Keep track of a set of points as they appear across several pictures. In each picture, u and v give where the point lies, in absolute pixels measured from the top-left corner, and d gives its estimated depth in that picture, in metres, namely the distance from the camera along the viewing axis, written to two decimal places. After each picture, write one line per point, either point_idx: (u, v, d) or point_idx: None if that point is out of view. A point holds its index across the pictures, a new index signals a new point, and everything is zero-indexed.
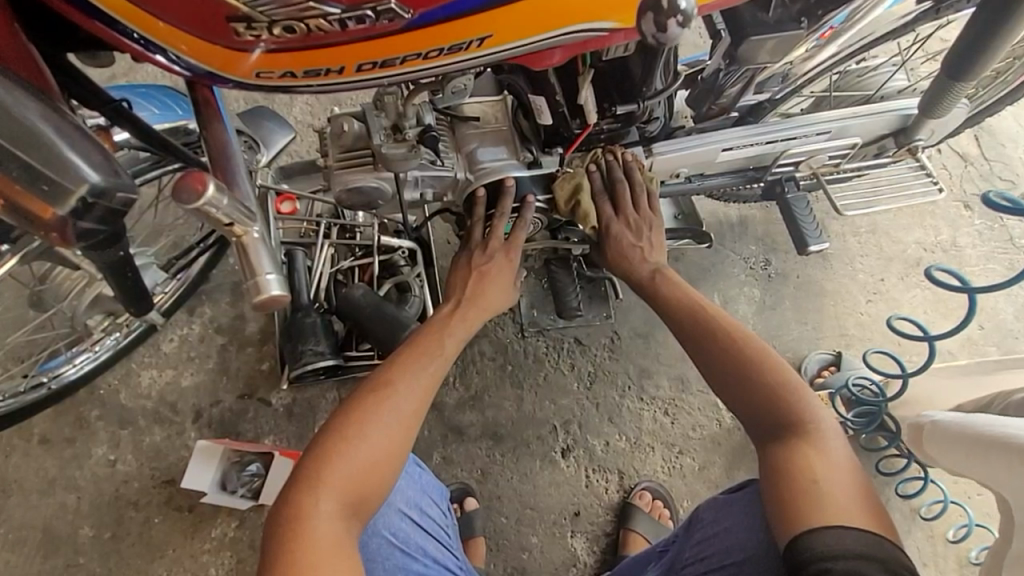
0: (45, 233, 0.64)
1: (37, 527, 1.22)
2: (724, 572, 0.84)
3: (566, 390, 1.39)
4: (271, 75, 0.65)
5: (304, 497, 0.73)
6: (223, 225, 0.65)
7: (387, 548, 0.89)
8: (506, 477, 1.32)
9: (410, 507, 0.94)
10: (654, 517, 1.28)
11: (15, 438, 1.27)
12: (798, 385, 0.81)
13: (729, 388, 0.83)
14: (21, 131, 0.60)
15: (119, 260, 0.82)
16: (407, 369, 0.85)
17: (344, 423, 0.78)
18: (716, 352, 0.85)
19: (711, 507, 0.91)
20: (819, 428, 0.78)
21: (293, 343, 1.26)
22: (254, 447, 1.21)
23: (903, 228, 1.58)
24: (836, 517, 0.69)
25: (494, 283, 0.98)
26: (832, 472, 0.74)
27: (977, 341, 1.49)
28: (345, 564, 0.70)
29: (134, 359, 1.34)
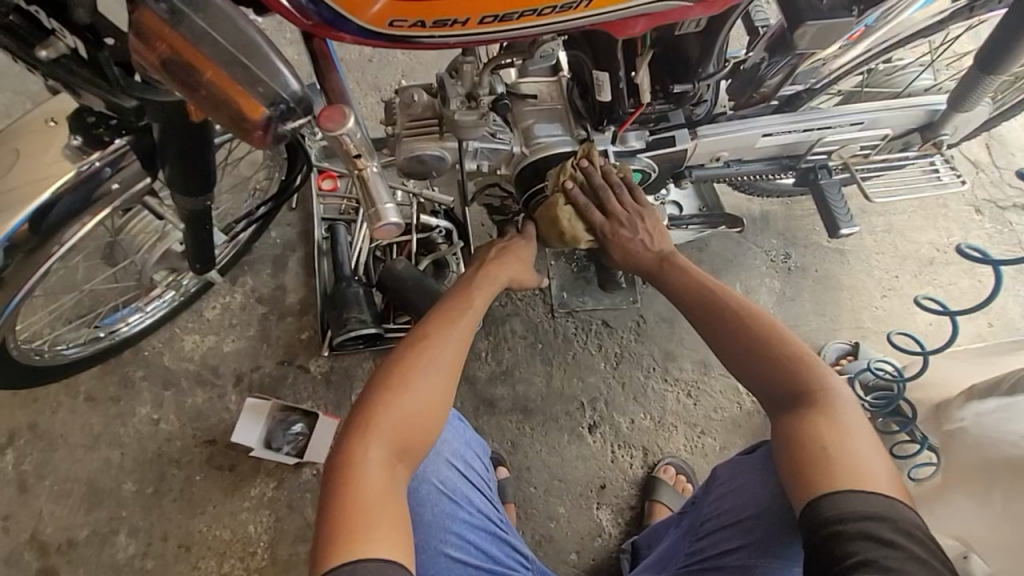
0: (247, 134, 0.62)
1: (81, 480, 1.26)
2: (740, 525, 0.90)
3: (594, 369, 1.44)
4: (404, 23, 0.69)
5: (354, 446, 0.77)
6: (349, 156, 0.65)
7: (435, 495, 0.93)
8: (535, 449, 1.37)
9: (457, 458, 0.98)
10: (677, 490, 1.33)
11: (61, 394, 1.31)
12: (810, 358, 0.84)
13: (742, 359, 0.86)
14: (243, 40, 0.60)
15: (202, 211, 0.88)
16: (440, 328, 0.89)
17: (386, 380, 0.83)
18: (730, 327, 0.88)
19: (727, 465, 0.96)
20: (830, 401, 0.80)
21: (339, 311, 1.31)
22: (299, 408, 1.29)
23: (918, 228, 1.64)
24: (850, 480, 0.72)
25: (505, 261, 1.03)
26: (847, 438, 0.76)
27: (987, 337, 1.55)
28: (392, 508, 0.74)
29: (178, 324, 1.38)
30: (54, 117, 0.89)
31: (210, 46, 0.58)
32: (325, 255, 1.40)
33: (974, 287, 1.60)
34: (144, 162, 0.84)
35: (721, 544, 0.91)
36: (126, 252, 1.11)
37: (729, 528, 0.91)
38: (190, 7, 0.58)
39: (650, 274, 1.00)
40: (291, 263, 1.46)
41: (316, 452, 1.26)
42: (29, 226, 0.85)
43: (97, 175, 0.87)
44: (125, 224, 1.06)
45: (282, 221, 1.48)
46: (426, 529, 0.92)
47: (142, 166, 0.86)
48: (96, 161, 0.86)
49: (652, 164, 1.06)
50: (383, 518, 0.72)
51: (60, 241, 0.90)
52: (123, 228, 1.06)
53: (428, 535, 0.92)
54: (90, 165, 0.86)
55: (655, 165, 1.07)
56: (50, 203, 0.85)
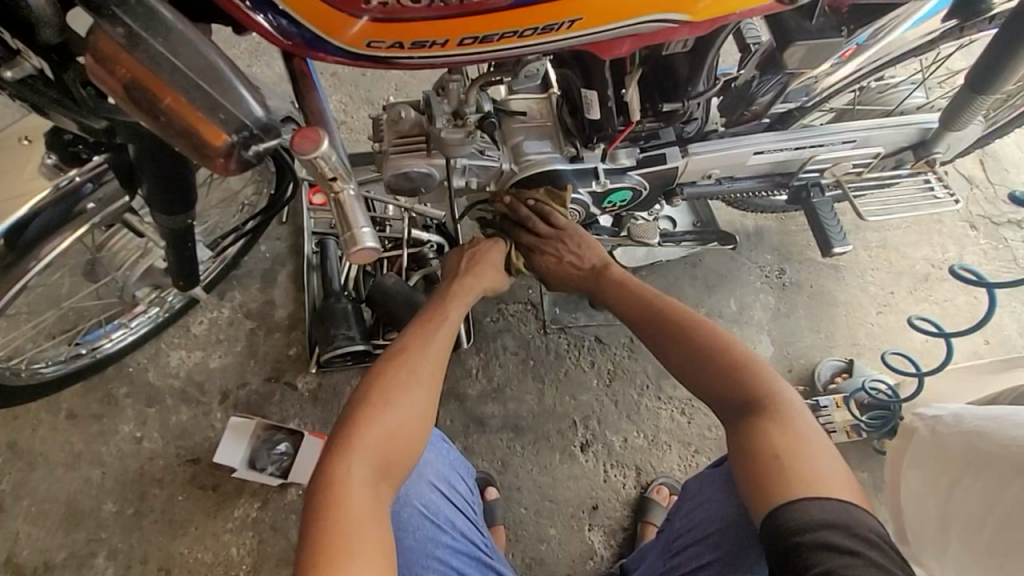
0: (210, 162, 0.60)
1: (61, 500, 1.23)
2: (707, 540, 0.87)
3: (585, 386, 1.42)
4: (381, 44, 0.69)
5: (336, 463, 0.74)
6: (325, 179, 0.64)
7: (417, 518, 0.91)
8: (526, 469, 1.34)
9: (440, 479, 0.96)
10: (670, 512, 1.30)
11: (43, 411, 1.28)
12: (763, 367, 0.83)
13: (694, 371, 0.85)
14: (203, 65, 0.58)
15: (183, 228, 0.86)
16: (417, 340, 0.88)
17: (364, 394, 0.81)
18: (679, 340, 0.87)
19: (696, 480, 0.94)
20: (783, 407, 0.79)
21: (326, 327, 1.29)
22: (284, 427, 1.26)
23: (912, 244, 1.64)
24: (810, 488, 0.70)
25: (478, 275, 1.01)
26: (804, 444, 0.75)
27: (984, 355, 1.54)
28: (375, 527, 0.71)
29: (164, 339, 1.36)
30: (30, 134, 0.88)
31: (168, 71, 0.57)
32: (314, 270, 1.37)
33: (970, 304, 1.58)
34: (122, 181, 0.83)
35: (692, 561, 0.88)
36: (108, 268, 1.09)
37: (698, 543, 0.88)
38: (150, 32, 0.56)
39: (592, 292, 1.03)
40: (280, 277, 1.44)
41: (300, 472, 1.24)
42: (5, 242, 0.84)
43: (78, 191, 0.86)
44: (107, 240, 1.04)
45: (272, 235, 1.47)
46: (408, 554, 0.89)
47: (121, 186, 0.85)
48: (75, 177, 0.85)
49: (643, 182, 1.05)
50: (368, 541, 0.69)
51: (37, 258, 0.88)
52: (104, 244, 1.04)
53: (408, 560, 0.90)
54: (68, 181, 0.85)
55: (646, 183, 1.06)
56: (29, 217, 0.84)
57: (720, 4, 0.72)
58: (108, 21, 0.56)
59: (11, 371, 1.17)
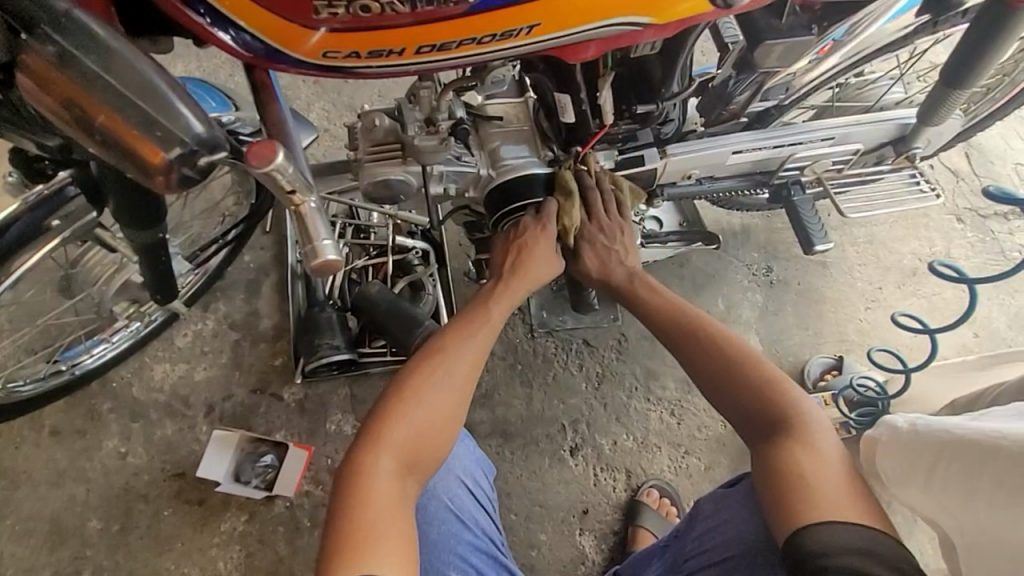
0: (150, 180, 0.57)
1: (45, 519, 1.22)
2: (724, 566, 0.85)
3: (575, 390, 1.41)
4: (337, 54, 0.68)
5: (365, 458, 0.74)
6: (283, 192, 0.63)
7: (443, 512, 0.91)
8: (515, 474, 1.33)
9: (466, 475, 0.96)
10: (661, 514, 1.29)
11: (26, 428, 1.27)
12: (788, 386, 0.82)
13: (723, 386, 0.84)
14: (137, 80, 0.55)
15: (155, 243, 0.85)
16: (456, 338, 0.88)
17: (400, 388, 0.81)
18: (710, 351, 0.87)
19: (709, 499, 0.95)
20: (800, 428, 0.79)
21: (310, 336, 1.29)
22: (269, 438, 1.26)
23: (899, 239, 1.64)
24: (835, 513, 0.70)
25: (518, 273, 0.98)
26: (817, 460, 0.76)
27: (973, 348, 1.54)
28: (403, 525, 0.71)
29: (148, 353, 1.35)
30: None
31: (100, 89, 0.54)
32: (298, 279, 1.38)
33: (958, 298, 1.58)
34: (90, 198, 0.83)
35: None
36: (83, 283, 1.07)
37: (713, 566, 0.86)
38: (82, 51, 0.55)
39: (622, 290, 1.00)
40: (264, 287, 1.43)
41: (285, 483, 1.23)
42: None
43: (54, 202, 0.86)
44: (82, 255, 1.04)
45: (256, 245, 1.46)
46: (431, 549, 0.88)
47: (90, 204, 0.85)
48: (43, 190, 0.85)
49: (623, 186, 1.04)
50: (392, 532, 0.69)
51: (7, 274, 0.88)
52: (79, 259, 1.04)
53: (431, 555, 0.88)
54: (36, 195, 0.85)
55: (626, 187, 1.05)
56: None
57: (682, 6, 0.71)
58: (38, 40, 0.55)
59: None
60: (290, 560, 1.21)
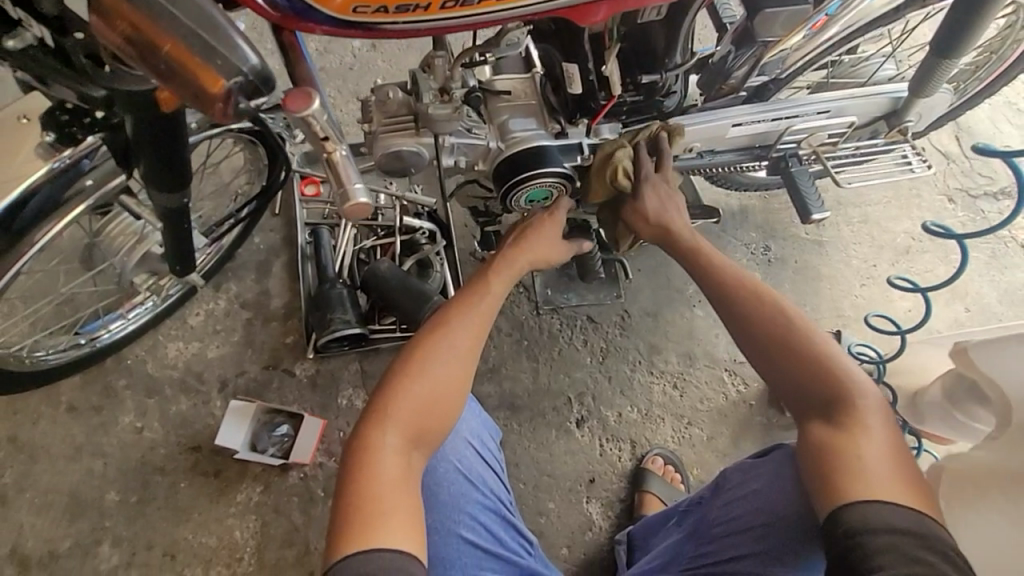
0: (210, 109, 0.60)
1: (63, 491, 1.24)
2: (750, 533, 0.89)
3: (579, 364, 1.45)
4: (367, 9, 0.71)
5: (372, 433, 0.77)
6: (317, 139, 0.66)
7: (453, 473, 0.93)
8: (524, 445, 1.37)
9: (474, 438, 0.99)
10: (666, 480, 1.33)
11: (43, 404, 1.29)
12: (840, 359, 0.82)
13: (773, 353, 0.84)
14: (199, 14, 0.59)
15: (180, 208, 0.89)
16: (459, 313, 0.90)
17: (405, 363, 0.84)
18: (760, 318, 0.87)
19: (739, 470, 0.97)
20: (862, 415, 0.77)
21: (322, 312, 1.32)
22: (284, 410, 1.30)
23: (893, 218, 1.68)
24: (881, 492, 0.70)
25: (517, 253, 1.02)
26: (869, 443, 0.75)
27: (965, 323, 1.59)
28: (409, 497, 0.74)
29: (161, 331, 1.38)
30: (30, 113, 0.89)
31: (165, 20, 0.58)
32: (308, 260, 1.42)
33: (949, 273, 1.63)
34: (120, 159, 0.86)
35: (735, 550, 0.90)
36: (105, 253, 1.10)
37: (742, 534, 0.90)
38: None
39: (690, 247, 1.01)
40: (275, 268, 1.46)
41: (301, 452, 1.27)
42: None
43: (75, 169, 0.89)
44: (103, 226, 1.07)
45: (265, 227, 1.49)
46: (442, 509, 0.91)
47: (118, 165, 0.88)
48: (68, 158, 0.87)
49: None
50: (396, 502, 0.73)
51: (33, 240, 0.93)
52: (101, 230, 1.07)
53: (443, 515, 0.91)
54: (62, 163, 0.87)
55: None
56: (23, 200, 0.87)
57: None
58: None
59: (15, 357, 1.19)
60: (306, 529, 1.24)
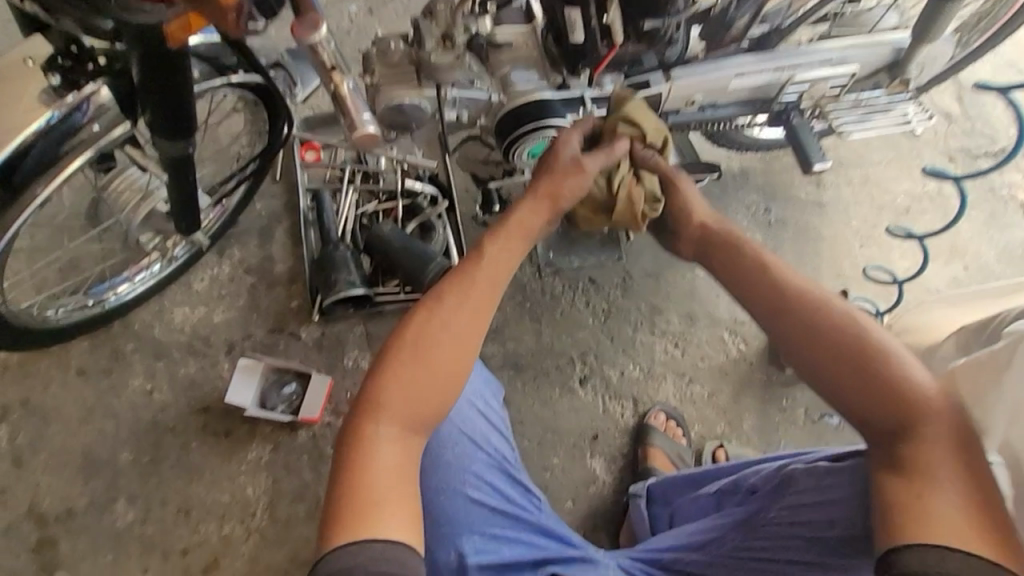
0: (220, 16, 0.63)
1: (77, 452, 1.26)
2: (813, 544, 0.81)
3: (582, 325, 1.46)
4: None
5: (366, 432, 0.72)
6: (325, 68, 0.74)
7: (455, 434, 0.91)
8: (528, 404, 1.39)
9: (477, 399, 0.96)
10: (669, 437, 1.36)
11: (52, 369, 1.31)
12: (903, 369, 0.73)
13: (823, 359, 0.75)
14: None
15: (184, 159, 0.90)
16: (456, 293, 0.79)
17: (401, 355, 0.76)
18: (810, 317, 0.77)
19: (810, 472, 0.85)
20: (929, 456, 0.69)
21: (326, 273, 1.32)
22: (293, 368, 1.33)
23: (893, 179, 1.69)
24: (947, 532, 0.64)
25: (518, 207, 0.87)
26: (942, 493, 0.67)
27: (963, 281, 1.60)
28: (405, 509, 0.69)
29: (167, 297, 1.39)
30: (33, 56, 0.88)
31: None
32: (311, 225, 1.42)
33: (947, 233, 1.64)
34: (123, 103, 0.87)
35: (791, 558, 0.83)
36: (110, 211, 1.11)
37: (805, 544, 0.82)
38: None
39: (718, 236, 0.88)
40: (278, 233, 1.47)
41: (309, 408, 1.30)
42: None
43: (69, 121, 0.89)
44: (108, 182, 1.07)
45: (267, 193, 1.49)
46: (446, 467, 0.90)
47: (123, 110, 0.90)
48: (69, 103, 0.88)
49: None
50: (392, 494, 0.69)
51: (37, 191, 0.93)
52: (106, 186, 1.07)
53: (445, 476, 0.90)
54: (63, 108, 0.88)
55: None
56: (24, 149, 0.88)
57: None
58: None
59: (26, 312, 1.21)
60: (316, 485, 1.27)
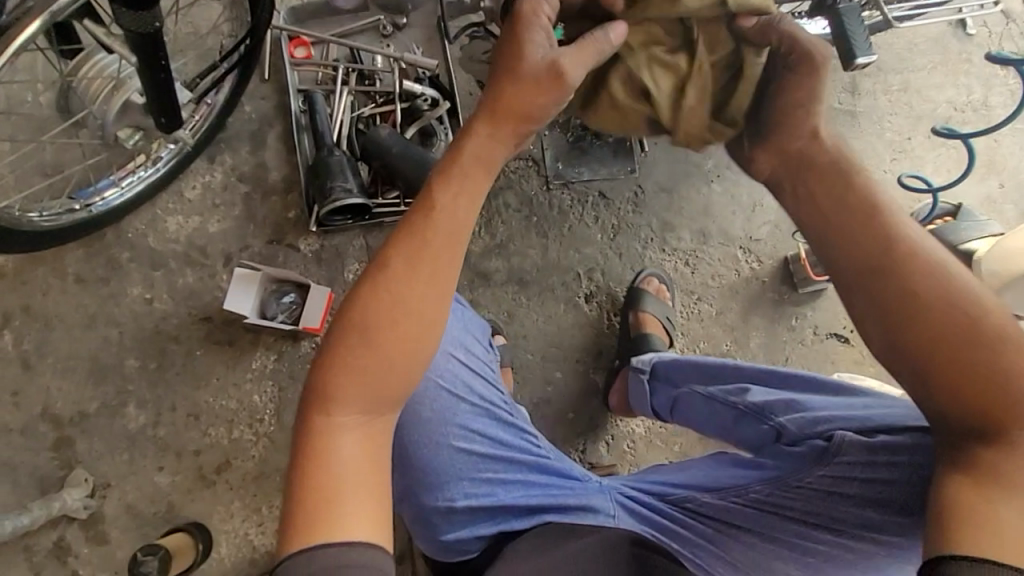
0: None
1: (84, 357, 1.27)
2: (858, 515, 0.78)
3: (590, 241, 1.41)
4: None
5: (323, 421, 0.68)
6: None
7: (435, 388, 0.89)
8: (532, 319, 1.37)
9: (455, 346, 0.93)
10: (658, 297, 1.35)
11: (49, 276, 1.29)
12: (1014, 365, 0.63)
13: (899, 333, 0.66)
14: None
15: (151, 36, 0.84)
16: (414, 259, 0.70)
17: (358, 338, 0.68)
18: (899, 286, 0.66)
19: (860, 444, 0.78)
20: (1004, 464, 0.63)
21: (322, 181, 1.25)
22: (293, 279, 1.30)
23: (936, 86, 1.54)
24: (1004, 545, 0.59)
25: (471, 136, 0.74)
26: (1007, 503, 0.61)
27: (996, 200, 1.51)
28: (370, 500, 0.66)
29: (159, 205, 1.33)
30: None
31: None
32: (304, 130, 1.34)
33: (988, 147, 1.53)
34: None
35: (833, 527, 0.79)
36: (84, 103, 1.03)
37: (849, 516, 0.79)
38: None
39: (807, 165, 0.75)
40: (270, 138, 1.38)
41: (309, 318, 1.28)
42: None
43: None
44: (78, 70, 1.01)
45: (255, 94, 1.38)
46: (425, 424, 0.88)
47: None
48: None
49: None
50: (355, 483, 0.66)
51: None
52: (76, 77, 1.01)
53: (428, 429, 0.88)
54: None
55: None
56: None
57: None
58: None
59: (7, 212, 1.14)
60: None
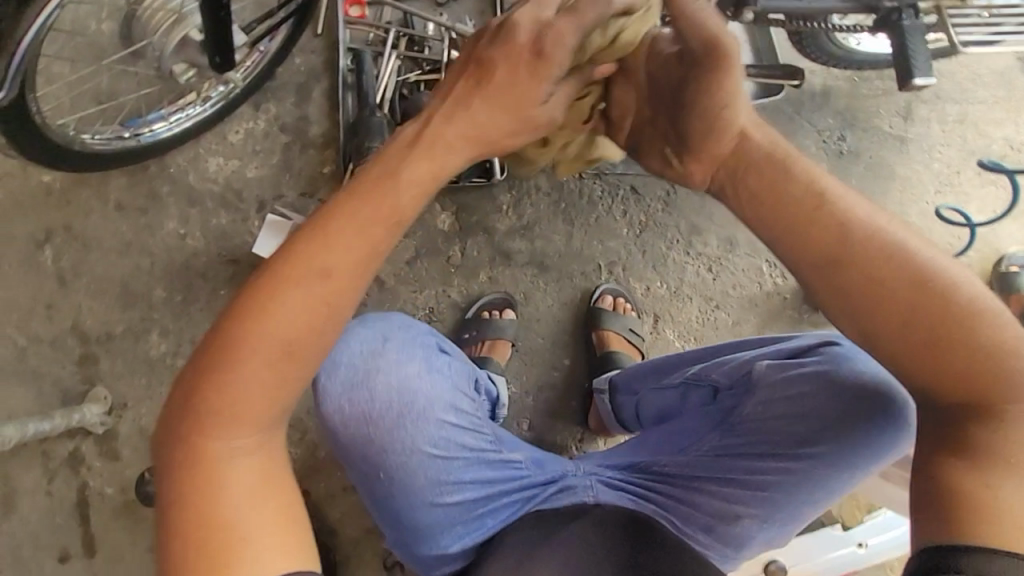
0: None
1: (116, 281, 1.33)
2: (799, 440, 0.81)
3: (615, 234, 1.41)
4: None
5: (204, 449, 0.57)
6: None
7: (423, 457, 0.83)
8: (547, 303, 1.38)
9: (444, 410, 0.85)
10: (620, 313, 1.34)
11: (92, 199, 1.34)
12: (1004, 347, 0.58)
13: (891, 337, 0.60)
14: None
15: None
16: (325, 240, 0.58)
17: (240, 346, 0.57)
18: (891, 310, 0.60)
19: (773, 369, 0.85)
20: (1004, 440, 0.57)
21: (361, 139, 1.27)
22: None
23: (994, 121, 1.49)
24: (1009, 530, 0.53)
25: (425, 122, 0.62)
26: (1012, 484, 0.56)
27: None
28: (265, 531, 0.56)
29: (202, 145, 1.37)
30: None
31: None
32: (349, 89, 1.36)
33: None
34: None
35: (774, 459, 0.82)
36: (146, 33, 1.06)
37: (787, 439, 0.82)
38: None
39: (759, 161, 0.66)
40: (315, 93, 1.40)
41: None
42: None
43: None
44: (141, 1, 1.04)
45: (306, 48, 1.41)
46: (419, 493, 0.83)
47: None
48: None
49: None
50: (247, 516, 0.56)
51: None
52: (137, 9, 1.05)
53: (419, 493, 0.83)
54: None
55: None
56: None
57: None
58: None
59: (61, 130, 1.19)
60: None
